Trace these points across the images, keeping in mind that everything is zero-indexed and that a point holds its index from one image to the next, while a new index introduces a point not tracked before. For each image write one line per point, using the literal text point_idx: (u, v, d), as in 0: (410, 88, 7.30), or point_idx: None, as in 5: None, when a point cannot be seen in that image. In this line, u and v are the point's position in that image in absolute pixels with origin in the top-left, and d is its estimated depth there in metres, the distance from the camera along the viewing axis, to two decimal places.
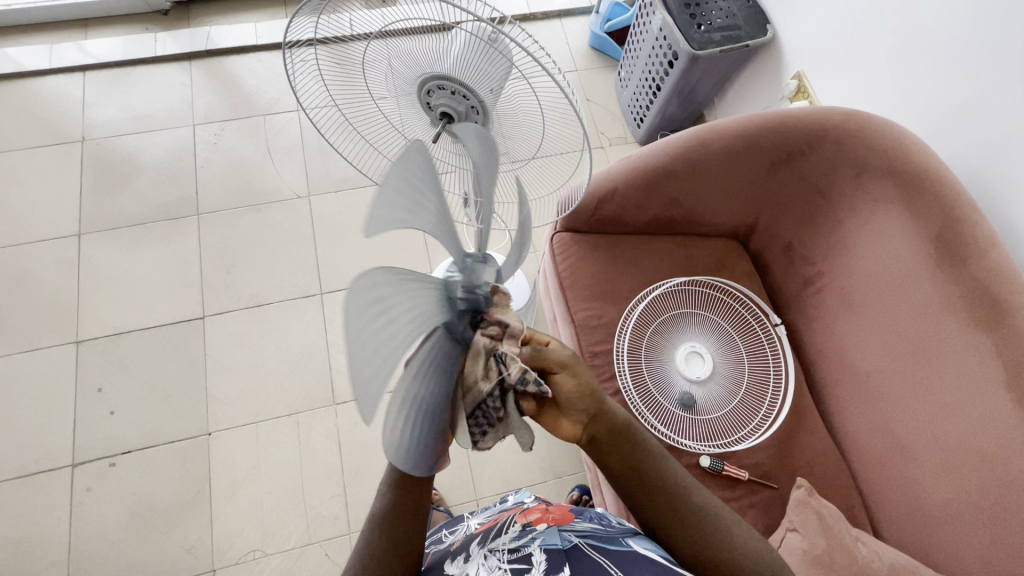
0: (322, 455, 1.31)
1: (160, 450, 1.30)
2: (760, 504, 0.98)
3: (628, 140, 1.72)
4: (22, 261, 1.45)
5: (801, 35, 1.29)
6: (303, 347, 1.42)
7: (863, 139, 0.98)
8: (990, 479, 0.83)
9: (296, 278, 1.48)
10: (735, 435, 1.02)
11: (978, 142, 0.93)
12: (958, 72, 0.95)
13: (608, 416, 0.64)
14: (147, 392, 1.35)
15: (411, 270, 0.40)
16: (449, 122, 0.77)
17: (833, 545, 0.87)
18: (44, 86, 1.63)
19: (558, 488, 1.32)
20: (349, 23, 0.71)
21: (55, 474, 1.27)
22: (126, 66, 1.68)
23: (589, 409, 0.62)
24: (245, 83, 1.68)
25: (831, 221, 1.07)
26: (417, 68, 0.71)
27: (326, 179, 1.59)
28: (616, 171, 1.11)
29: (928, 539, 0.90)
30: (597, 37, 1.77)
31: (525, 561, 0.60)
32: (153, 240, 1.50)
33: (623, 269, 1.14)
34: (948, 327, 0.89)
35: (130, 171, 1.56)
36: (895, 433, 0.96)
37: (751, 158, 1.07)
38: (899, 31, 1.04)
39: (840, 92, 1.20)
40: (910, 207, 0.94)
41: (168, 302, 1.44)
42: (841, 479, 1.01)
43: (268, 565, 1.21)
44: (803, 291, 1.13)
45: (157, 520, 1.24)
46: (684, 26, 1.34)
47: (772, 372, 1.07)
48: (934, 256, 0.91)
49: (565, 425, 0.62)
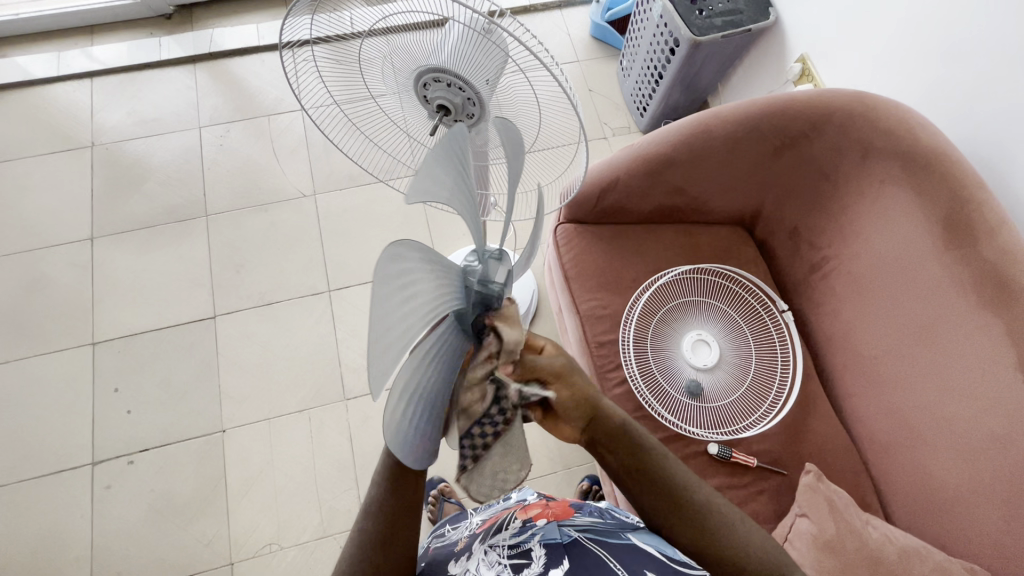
0: (334, 450, 1.33)
1: (176, 448, 1.33)
2: (769, 491, 0.98)
3: (632, 130, 1.71)
4: (38, 266, 1.48)
5: (804, 18, 1.28)
6: (313, 344, 1.43)
7: (868, 120, 0.97)
8: (1001, 461, 0.82)
9: (304, 276, 1.50)
10: (744, 422, 1.02)
11: (989, 121, 0.91)
12: (967, 48, 0.92)
13: (607, 417, 0.64)
14: (161, 391, 1.38)
15: (420, 251, 0.43)
16: (445, 115, 0.78)
17: (843, 529, 0.86)
18: (53, 93, 1.66)
19: (567, 478, 1.33)
20: (349, 21, 0.70)
21: (77, 472, 1.30)
22: (132, 70, 1.70)
23: (585, 412, 0.62)
24: (249, 84, 1.70)
25: (837, 204, 1.05)
26: (413, 62, 0.72)
27: (331, 177, 1.60)
28: (617, 160, 1.11)
29: (939, 523, 0.90)
30: (598, 26, 1.76)
31: (525, 557, 0.60)
32: (164, 241, 1.52)
33: (628, 259, 1.14)
34: (959, 308, 0.88)
35: (139, 174, 1.58)
36: (906, 417, 0.95)
37: (754, 143, 1.06)
38: (904, 8, 1.02)
39: (846, 73, 1.19)
40: (917, 187, 0.93)
41: (179, 302, 1.46)
42: (852, 465, 1.00)
43: (285, 558, 1.24)
44: (810, 276, 1.12)
45: (176, 516, 1.27)
46: (684, 12, 1.33)
47: (780, 357, 1.06)
48: (943, 236, 0.90)
49: (564, 429, 0.63)
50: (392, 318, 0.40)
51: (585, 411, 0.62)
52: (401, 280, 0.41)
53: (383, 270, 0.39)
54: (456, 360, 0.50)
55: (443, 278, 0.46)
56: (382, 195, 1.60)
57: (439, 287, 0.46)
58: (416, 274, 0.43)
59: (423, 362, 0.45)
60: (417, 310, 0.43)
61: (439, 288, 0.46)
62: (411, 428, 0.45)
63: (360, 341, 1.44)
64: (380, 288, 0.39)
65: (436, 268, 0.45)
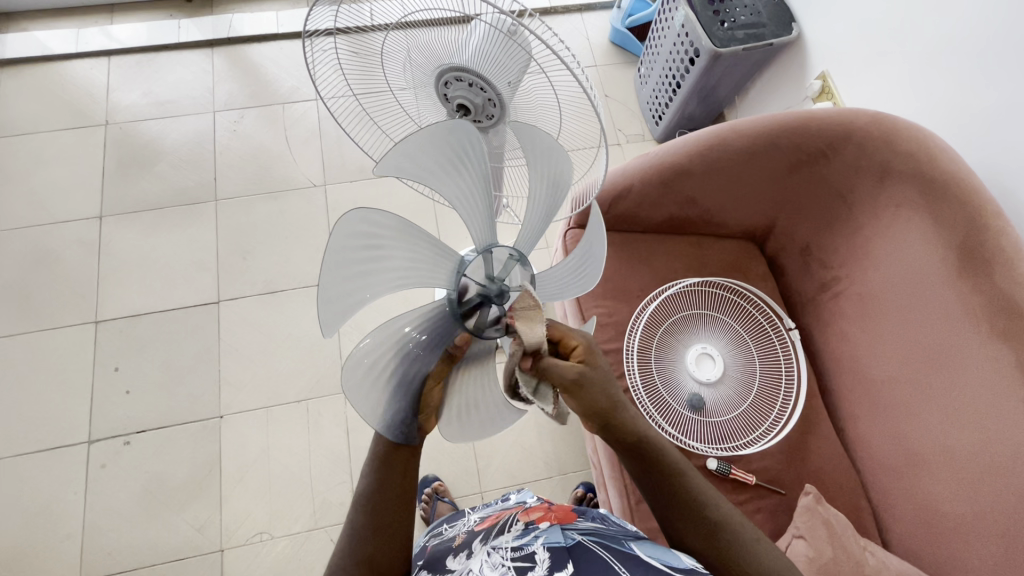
0: (330, 442, 1.33)
1: (173, 431, 1.32)
2: (767, 509, 0.97)
3: (646, 138, 1.71)
4: (45, 242, 1.48)
5: (828, 34, 1.26)
6: (315, 334, 1.43)
7: (887, 141, 0.96)
8: (1005, 495, 0.81)
9: (311, 266, 1.50)
10: (743, 438, 1.01)
11: (1010, 150, 0.90)
12: (992, 74, 0.91)
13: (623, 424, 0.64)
14: (161, 373, 1.37)
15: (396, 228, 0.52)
16: (465, 115, 0.77)
17: (841, 554, 0.85)
18: (71, 70, 1.66)
19: (563, 484, 1.33)
20: (368, 13, 0.69)
21: (72, 450, 1.29)
22: (151, 51, 1.70)
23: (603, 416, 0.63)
24: (265, 71, 1.69)
25: (851, 224, 1.04)
26: (436, 59, 0.72)
27: (342, 169, 1.60)
28: (632, 168, 1.10)
29: (937, 551, 0.89)
30: (618, 33, 1.75)
31: (529, 560, 0.59)
32: (172, 223, 1.52)
33: (636, 268, 1.13)
34: (970, 337, 0.87)
35: (151, 155, 1.58)
36: (909, 443, 0.94)
37: (771, 158, 1.05)
38: (929, 31, 1.01)
39: (865, 93, 1.18)
40: (933, 212, 0.92)
41: (184, 284, 1.46)
42: (851, 488, 1.00)
43: (275, 548, 1.23)
44: (820, 295, 1.11)
45: (169, 499, 1.27)
46: (707, 22, 1.32)
47: (783, 376, 1.06)
48: (957, 263, 0.88)
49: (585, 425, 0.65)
50: (360, 285, 0.50)
51: (603, 415, 0.63)
52: (367, 255, 0.50)
53: (356, 242, 0.48)
54: (433, 343, 0.58)
55: (421, 259, 0.56)
56: (392, 189, 1.59)
57: (415, 258, 0.55)
58: (388, 244, 0.52)
59: (394, 336, 0.54)
60: (386, 275, 0.53)
61: (415, 258, 0.55)
62: (386, 394, 0.55)
63: (361, 335, 1.44)
64: (346, 250, 0.48)
65: (413, 242, 0.54)
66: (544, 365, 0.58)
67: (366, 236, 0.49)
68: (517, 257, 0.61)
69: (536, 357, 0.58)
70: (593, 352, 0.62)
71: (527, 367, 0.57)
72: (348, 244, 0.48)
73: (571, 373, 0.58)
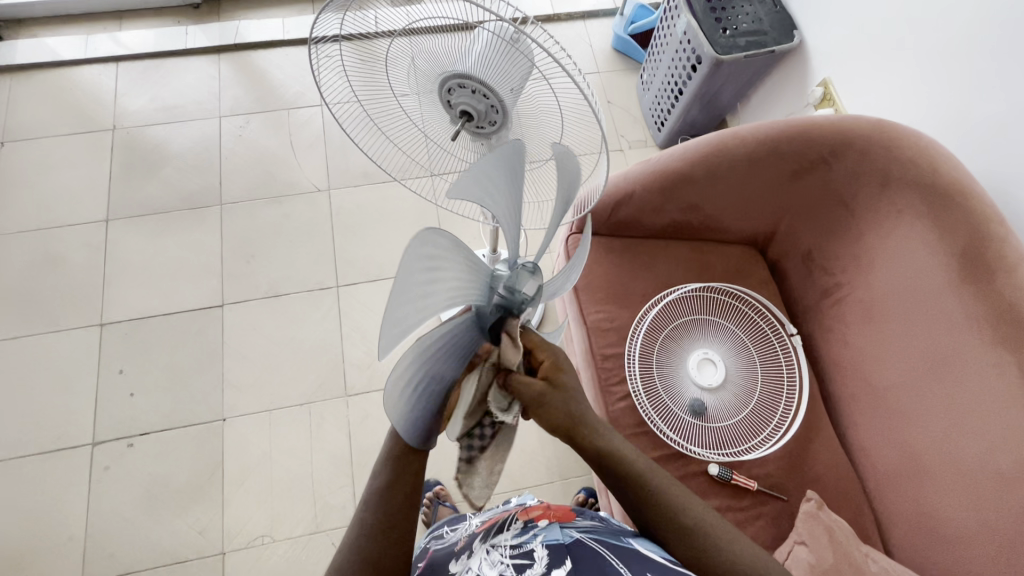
0: (332, 445, 1.33)
1: (176, 434, 1.33)
2: (768, 516, 0.97)
3: (648, 144, 1.72)
4: (52, 245, 1.49)
5: (829, 42, 1.27)
6: (318, 337, 1.44)
7: (888, 149, 0.96)
8: (1008, 502, 0.80)
9: (314, 270, 1.50)
10: (745, 444, 1.01)
11: (1012, 157, 0.90)
12: (992, 82, 0.92)
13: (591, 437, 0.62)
14: (165, 376, 1.38)
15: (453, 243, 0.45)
16: (468, 121, 0.78)
17: (843, 560, 0.85)
18: (79, 76, 1.68)
19: (564, 489, 1.32)
20: (374, 20, 0.71)
21: (76, 452, 1.30)
22: (158, 58, 1.72)
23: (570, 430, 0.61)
24: (271, 77, 1.71)
25: (853, 230, 1.05)
26: (439, 66, 0.72)
27: (346, 174, 1.61)
28: (634, 174, 1.11)
29: (939, 558, 0.89)
30: (620, 39, 1.76)
31: (528, 557, 0.60)
32: (178, 227, 1.53)
33: (637, 273, 1.14)
34: (972, 343, 0.87)
35: (158, 160, 1.60)
36: (911, 450, 0.94)
37: (772, 164, 1.06)
38: (929, 39, 1.02)
39: (866, 100, 1.18)
40: (935, 219, 0.92)
41: (188, 288, 1.47)
42: (853, 495, 0.99)
43: (276, 551, 1.24)
44: (821, 301, 1.11)
45: (172, 501, 1.27)
46: (709, 30, 1.33)
47: (785, 382, 1.06)
48: (959, 270, 0.89)
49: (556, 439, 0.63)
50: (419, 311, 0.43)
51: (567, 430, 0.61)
52: (429, 269, 0.44)
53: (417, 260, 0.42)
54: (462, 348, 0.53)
55: (469, 277, 0.50)
56: (396, 194, 1.60)
57: (465, 277, 0.49)
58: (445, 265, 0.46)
59: (426, 350, 0.48)
60: (440, 296, 0.46)
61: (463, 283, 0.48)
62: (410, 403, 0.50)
63: (364, 339, 1.44)
64: (409, 273, 0.42)
65: (462, 264, 0.48)
66: (513, 381, 0.56)
67: (426, 255, 0.43)
68: (533, 267, 0.58)
69: (506, 374, 0.57)
70: (562, 367, 0.60)
71: (499, 384, 0.56)
72: (413, 267, 0.42)
73: (535, 388, 0.57)
